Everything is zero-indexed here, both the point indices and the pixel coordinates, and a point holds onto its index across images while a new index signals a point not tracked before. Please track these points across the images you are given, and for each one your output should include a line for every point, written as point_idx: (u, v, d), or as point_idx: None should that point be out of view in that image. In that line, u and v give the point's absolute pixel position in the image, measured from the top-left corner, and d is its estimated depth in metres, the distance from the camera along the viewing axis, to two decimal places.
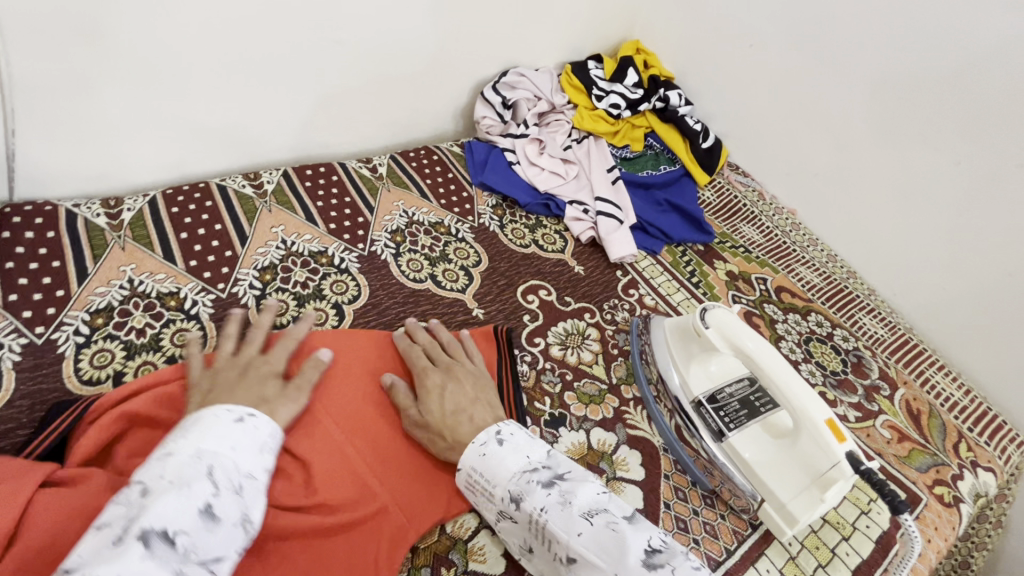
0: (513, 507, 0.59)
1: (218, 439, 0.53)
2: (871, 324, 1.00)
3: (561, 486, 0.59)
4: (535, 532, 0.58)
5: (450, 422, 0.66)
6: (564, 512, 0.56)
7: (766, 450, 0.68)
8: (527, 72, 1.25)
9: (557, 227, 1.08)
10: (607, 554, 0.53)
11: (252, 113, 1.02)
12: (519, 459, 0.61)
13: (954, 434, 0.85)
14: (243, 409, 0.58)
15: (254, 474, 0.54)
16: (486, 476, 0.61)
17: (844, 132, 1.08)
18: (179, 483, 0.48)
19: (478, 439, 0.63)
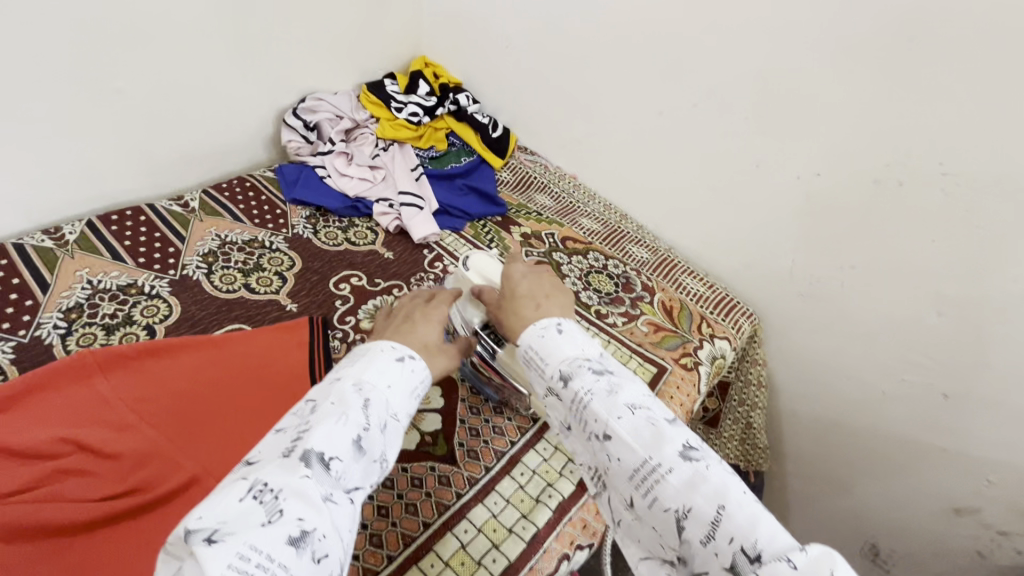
0: (561, 386, 0.59)
1: (377, 375, 0.60)
2: (637, 250, 1.21)
3: (611, 376, 0.58)
4: (579, 410, 0.57)
5: (519, 303, 0.70)
6: (610, 398, 0.55)
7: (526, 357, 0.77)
8: (324, 96, 1.37)
9: (368, 224, 1.21)
10: (642, 438, 0.52)
11: (40, 174, 1.05)
12: (576, 349, 0.61)
13: (698, 318, 1.07)
14: (404, 352, 0.64)
15: (397, 416, 0.59)
16: (542, 354, 0.61)
17: (586, 104, 1.31)
18: (340, 409, 0.54)
19: (539, 324, 0.64)
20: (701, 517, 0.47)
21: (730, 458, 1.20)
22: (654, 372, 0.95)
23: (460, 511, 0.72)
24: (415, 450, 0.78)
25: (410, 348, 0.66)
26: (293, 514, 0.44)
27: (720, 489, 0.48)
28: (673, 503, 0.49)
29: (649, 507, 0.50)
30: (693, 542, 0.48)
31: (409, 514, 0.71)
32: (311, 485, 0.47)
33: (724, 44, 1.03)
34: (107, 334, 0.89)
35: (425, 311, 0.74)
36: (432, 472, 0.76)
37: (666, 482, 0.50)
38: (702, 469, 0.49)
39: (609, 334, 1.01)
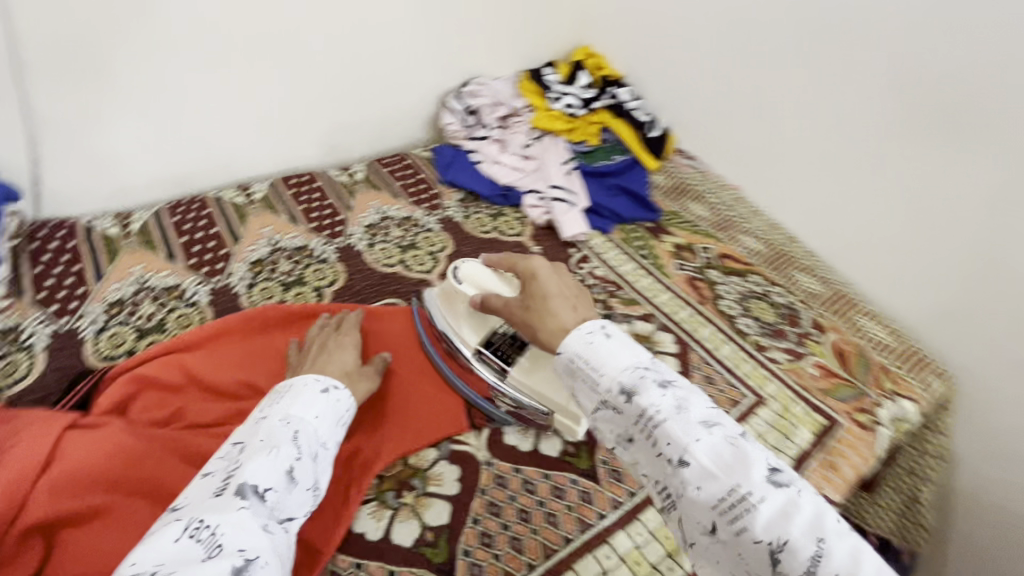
0: (621, 400, 0.54)
1: (304, 406, 0.62)
2: (806, 281, 1.10)
3: (675, 390, 0.54)
4: (644, 427, 0.52)
5: (547, 308, 0.65)
6: (682, 416, 0.51)
7: (536, 375, 0.75)
8: (487, 82, 1.39)
9: (516, 215, 1.20)
10: (723, 461, 0.49)
11: (245, 134, 1.16)
12: (629, 357, 0.56)
13: (878, 370, 0.94)
14: (328, 382, 0.67)
15: (326, 445, 0.62)
16: (593, 364, 0.56)
17: (769, 111, 1.22)
18: (271, 444, 0.55)
19: (584, 329, 0.59)
20: (799, 550, 0.44)
21: (885, 531, 1.04)
22: (823, 423, 0.84)
23: (600, 534, 0.69)
24: (558, 459, 0.76)
25: (334, 379, 0.70)
26: (233, 546, 0.45)
27: (816, 518, 0.45)
28: (768, 536, 0.45)
29: (737, 537, 0.46)
30: None
31: (549, 524, 0.69)
32: (247, 517, 0.48)
33: (981, 57, 0.89)
34: (284, 291, 0.96)
35: (336, 339, 0.78)
36: (573, 486, 0.73)
37: (756, 512, 0.46)
38: (794, 497, 0.47)
39: (770, 371, 0.92)
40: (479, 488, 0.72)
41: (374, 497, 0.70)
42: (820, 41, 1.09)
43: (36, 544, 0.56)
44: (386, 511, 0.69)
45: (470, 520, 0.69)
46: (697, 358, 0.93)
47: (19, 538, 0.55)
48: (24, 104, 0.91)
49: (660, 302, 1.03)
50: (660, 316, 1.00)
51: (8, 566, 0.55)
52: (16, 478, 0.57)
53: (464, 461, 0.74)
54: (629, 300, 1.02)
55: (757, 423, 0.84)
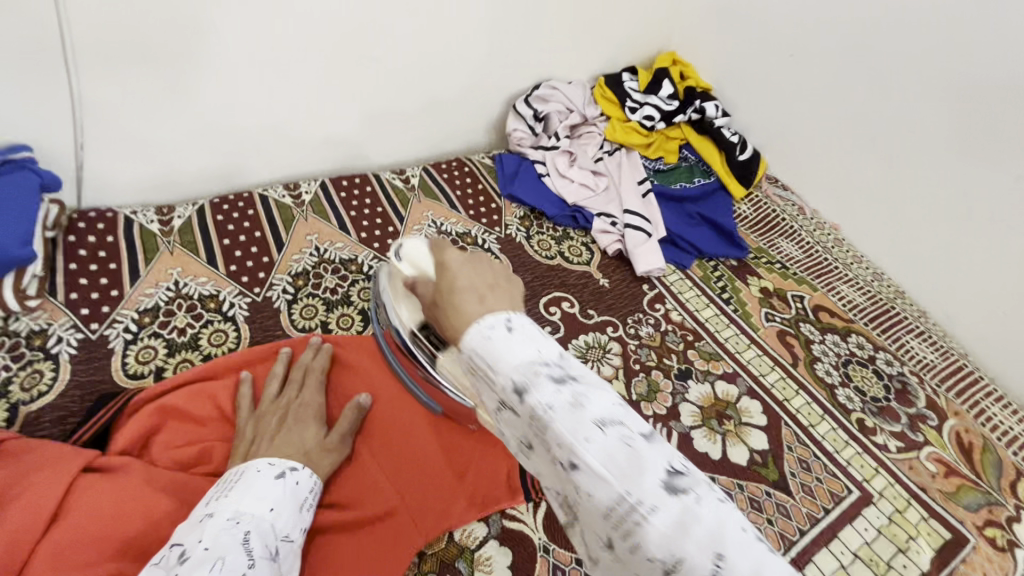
0: (513, 399, 0.39)
1: (257, 499, 0.54)
2: (919, 348, 0.94)
3: (576, 385, 0.38)
4: (537, 432, 0.38)
5: (451, 301, 0.46)
6: (576, 417, 0.36)
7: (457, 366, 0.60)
8: (560, 85, 1.26)
9: (584, 239, 1.09)
10: (618, 468, 0.35)
11: (298, 129, 1.08)
12: (527, 347, 0.40)
13: (1012, 472, 0.79)
14: (284, 465, 0.60)
15: (289, 537, 0.55)
16: (481, 357, 0.41)
17: (886, 145, 1.06)
18: (215, 554, 0.48)
19: (482, 319, 0.42)
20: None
21: None
22: (948, 540, 0.70)
23: None
24: None
25: (291, 459, 0.62)
26: None
27: (719, 531, 0.32)
28: (661, 556, 0.32)
29: (630, 556, 0.34)
30: None
31: None
32: None
33: None
34: (327, 310, 0.88)
35: (300, 403, 0.70)
36: None
37: (649, 530, 0.33)
38: (699, 513, 0.33)
39: (878, 461, 0.78)
40: None
41: None
42: (978, 65, 0.92)
43: None
44: None
45: None
46: (790, 435, 0.80)
47: None
48: (72, 88, 0.84)
49: (746, 360, 0.89)
50: (745, 377, 0.87)
51: None
52: (21, 530, 0.50)
53: (519, 544, 0.65)
54: (708, 354, 0.90)
55: (863, 526, 0.71)
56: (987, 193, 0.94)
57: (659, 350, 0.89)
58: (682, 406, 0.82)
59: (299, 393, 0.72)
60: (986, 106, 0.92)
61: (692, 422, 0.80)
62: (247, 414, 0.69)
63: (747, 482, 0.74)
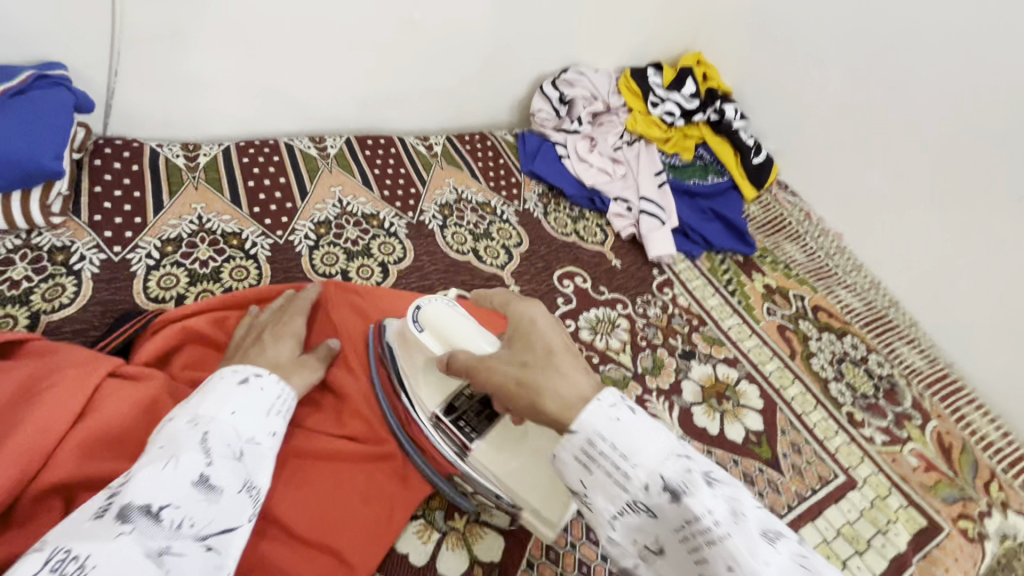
0: (662, 500, 0.40)
1: (217, 403, 0.52)
2: (908, 354, 0.98)
3: (723, 486, 0.41)
4: (691, 540, 0.39)
5: (552, 365, 0.49)
6: (739, 524, 0.38)
7: (503, 458, 0.59)
8: (587, 72, 1.28)
9: (599, 221, 1.11)
10: None
11: (328, 83, 1.09)
12: (666, 443, 0.42)
13: (986, 472, 0.83)
14: (249, 370, 0.57)
15: (256, 439, 0.52)
16: (624, 451, 0.41)
17: (896, 160, 1.10)
18: (170, 452, 0.47)
19: (606, 398, 0.44)
20: None
21: None
22: (923, 526, 0.75)
23: None
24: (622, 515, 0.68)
25: (257, 367, 0.60)
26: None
27: None
28: None
29: None
30: None
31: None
32: (129, 544, 0.40)
33: None
34: (348, 260, 0.89)
35: (280, 325, 0.68)
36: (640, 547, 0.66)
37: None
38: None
39: (864, 451, 0.82)
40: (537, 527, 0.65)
41: (421, 514, 0.63)
42: (995, 91, 0.96)
43: (53, 507, 0.49)
44: (433, 534, 0.62)
45: (524, 561, 0.63)
46: (784, 420, 0.83)
47: (35, 499, 0.48)
48: (114, 13, 0.84)
49: (746, 348, 0.93)
50: (745, 363, 0.90)
51: (20, 524, 0.48)
52: (47, 427, 0.50)
53: None
54: (711, 339, 0.93)
55: (846, 508, 0.75)
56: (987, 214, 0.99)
57: (665, 330, 0.92)
58: (684, 383, 0.85)
59: (283, 317, 0.70)
60: (999, 130, 0.96)
61: (693, 399, 0.83)
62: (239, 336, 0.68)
63: (742, 458, 0.77)
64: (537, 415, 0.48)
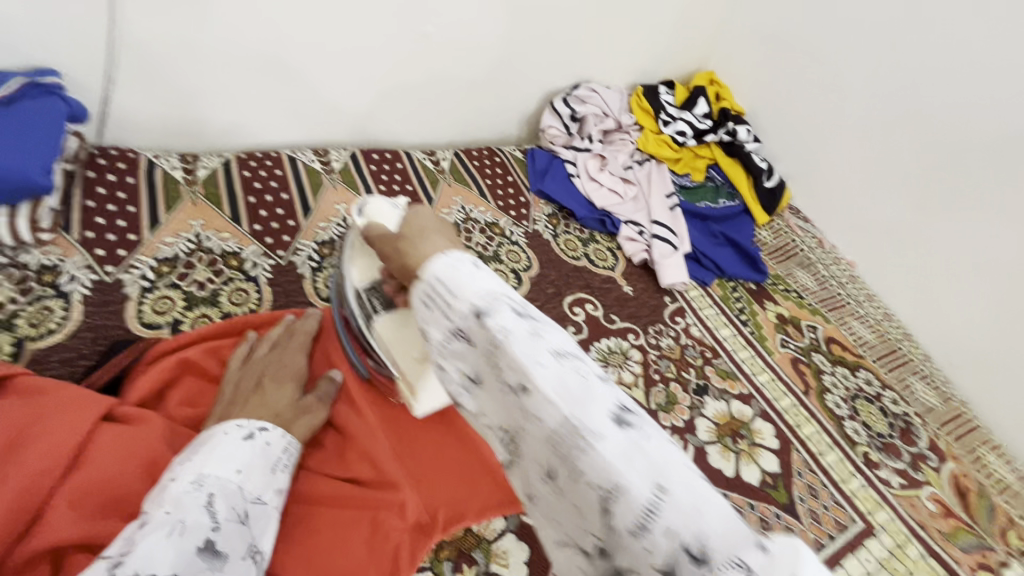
0: (475, 326, 0.43)
1: (223, 460, 0.50)
2: (922, 390, 0.97)
3: (536, 318, 0.43)
4: (495, 357, 0.42)
5: (416, 241, 0.52)
6: (533, 342, 0.40)
7: (395, 329, 0.62)
8: (598, 88, 1.25)
9: (610, 244, 1.09)
10: (568, 391, 0.38)
11: (333, 94, 1.05)
12: (496, 282, 0.45)
13: (1003, 518, 0.81)
14: (253, 425, 0.54)
15: (262, 499, 0.50)
16: (450, 287, 0.45)
17: (913, 190, 1.08)
18: (176, 516, 0.43)
19: (456, 254, 0.47)
20: (632, 499, 0.34)
21: None
22: None
23: None
24: None
25: (262, 421, 0.57)
26: None
27: (661, 463, 0.35)
28: (601, 478, 0.35)
29: (571, 479, 0.37)
30: (620, 531, 0.35)
31: None
32: None
33: None
34: None
35: (279, 366, 0.65)
36: None
37: (589, 449, 0.36)
38: (637, 437, 0.36)
39: (881, 495, 0.80)
40: None
41: (429, 565, 0.59)
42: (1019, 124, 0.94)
43: (44, 569, 0.46)
44: None
45: None
46: (800, 461, 0.81)
47: (23, 561, 0.45)
48: (114, 19, 0.80)
49: (760, 383, 0.90)
50: (759, 399, 0.88)
51: None
52: (36, 483, 0.46)
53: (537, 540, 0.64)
54: (725, 372, 0.90)
55: (865, 557, 0.73)
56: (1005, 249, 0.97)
57: (679, 362, 0.90)
58: (698, 421, 0.82)
59: (286, 358, 0.67)
60: (1022, 164, 0.94)
61: (708, 437, 0.80)
62: (232, 375, 0.64)
63: (758, 503, 0.75)
64: (405, 275, 0.53)
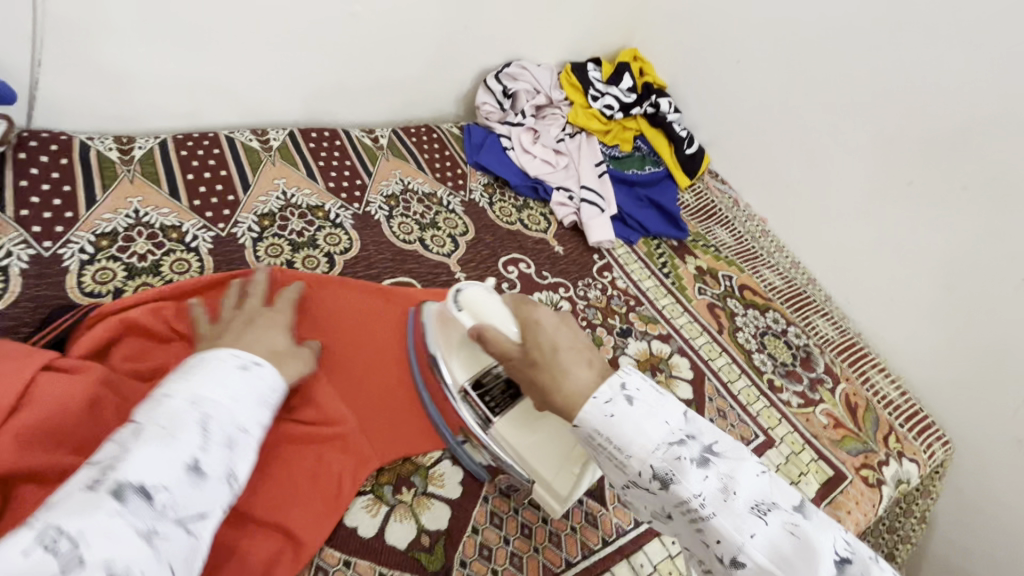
0: (657, 485, 0.51)
1: (216, 387, 0.54)
2: (822, 325, 1.08)
3: (716, 466, 0.51)
4: (693, 519, 0.50)
5: (556, 370, 0.59)
6: (727, 505, 0.49)
7: (529, 432, 0.67)
8: (528, 65, 1.31)
9: (543, 210, 1.17)
10: (783, 553, 0.47)
11: (268, 74, 1.08)
12: (661, 430, 0.52)
13: (886, 427, 0.94)
14: (248, 357, 0.59)
15: (246, 429, 0.54)
16: (618, 444, 0.53)
17: (813, 147, 1.19)
18: (169, 433, 0.49)
19: (602, 397, 0.54)
20: None
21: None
22: (831, 475, 0.84)
23: (605, 560, 0.68)
24: None
25: (258, 356, 0.61)
26: (97, 558, 0.40)
27: None
28: None
29: None
30: None
31: (552, 544, 0.67)
32: (121, 523, 0.43)
33: None
34: (292, 250, 0.90)
35: (267, 315, 0.69)
36: (579, 505, 0.71)
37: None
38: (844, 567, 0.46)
39: (782, 413, 0.91)
40: (482, 495, 0.69)
41: (370, 489, 0.66)
42: (891, 83, 1.05)
43: None
44: (382, 507, 0.65)
45: (468, 527, 0.66)
46: (711, 388, 0.91)
47: None
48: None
49: (679, 325, 1.00)
50: (677, 339, 0.97)
51: None
52: None
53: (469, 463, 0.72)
54: (647, 318, 0.99)
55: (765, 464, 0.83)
56: (884, 195, 1.09)
57: (605, 310, 0.98)
58: (621, 358, 0.91)
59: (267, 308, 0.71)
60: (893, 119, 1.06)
61: None
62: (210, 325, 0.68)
63: None
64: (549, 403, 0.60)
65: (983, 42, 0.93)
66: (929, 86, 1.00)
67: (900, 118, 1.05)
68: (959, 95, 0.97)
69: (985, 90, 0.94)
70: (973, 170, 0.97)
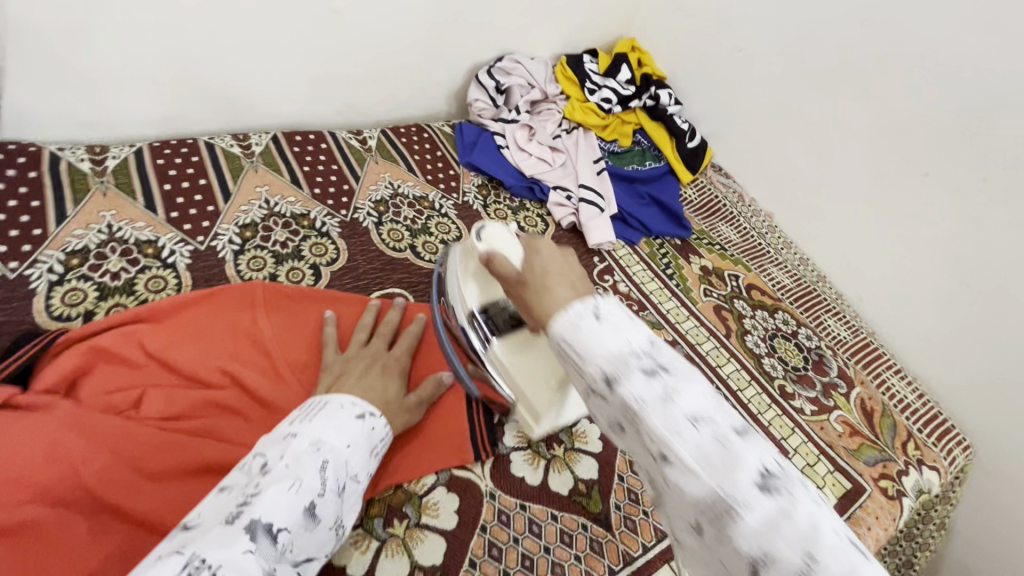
0: (605, 389, 0.40)
1: (337, 433, 0.56)
2: (834, 325, 1.04)
3: (667, 377, 0.39)
4: (630, 422, 0.39)
5: (540, 285, 0.49)
6: (665, 408, 0.37)
7: (519, 355, 0.65)
8: (522, 60, 1.26)
9: (540, 211, 1.12)
10: (710, 464, 0.36)
11: (247, 76, 1.03)
12: (620, 340, 0.40)
13: (903, 433, 0.89)
14: (365, 407, 0.61)
15: (356, 477, 0.56)
16: (576, 349, 0.42)
17: (821, 139, 1.14)
18: (295, 474, 0.50)
19: (573, 309, 0.43)
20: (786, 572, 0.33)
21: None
22: (848, 488, 0.79)
23: None
24: (567, 498, 0.70)
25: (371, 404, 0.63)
26: None
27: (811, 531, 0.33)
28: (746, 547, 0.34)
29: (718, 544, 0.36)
30: None
31: None
32: (251, 562, 0.43)
33: None
34: (276, 263, 0.86)
35: (388, 358, 0.71)
36: (583, 532, 0.67)
37: (741, 524, 0.34)
38: (788, 505, 0.34)
39: (795, 421, 0.86)
40: (479, 524, 0.65)
41: (359, 523, 0.62)
42: (904, 70, 0.99)
43: None
44: (372, 542, 0.61)
45: (466, 561, 0.62)
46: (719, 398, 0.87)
47: None
48: None
49: (684, 330, 0.96)
50: (683, 345, 0.93)
51: None
52: None
53: (466, 489, 0.67)
54: (651, 324, 0.95)
55: None
56: (897, 189, 1.04)
57: None
58: None
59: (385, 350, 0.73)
60: (907, 108, 1.00)
61: None
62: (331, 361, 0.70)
63: None
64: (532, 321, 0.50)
65: (1003, 24, 0.87)
66: (944, 72, 0.94)
67: (913, 106, 0.99)
68: (977, 81, 0.91)
69: (1006, 75, 0.88)
70: (992, 161, 0.91)
